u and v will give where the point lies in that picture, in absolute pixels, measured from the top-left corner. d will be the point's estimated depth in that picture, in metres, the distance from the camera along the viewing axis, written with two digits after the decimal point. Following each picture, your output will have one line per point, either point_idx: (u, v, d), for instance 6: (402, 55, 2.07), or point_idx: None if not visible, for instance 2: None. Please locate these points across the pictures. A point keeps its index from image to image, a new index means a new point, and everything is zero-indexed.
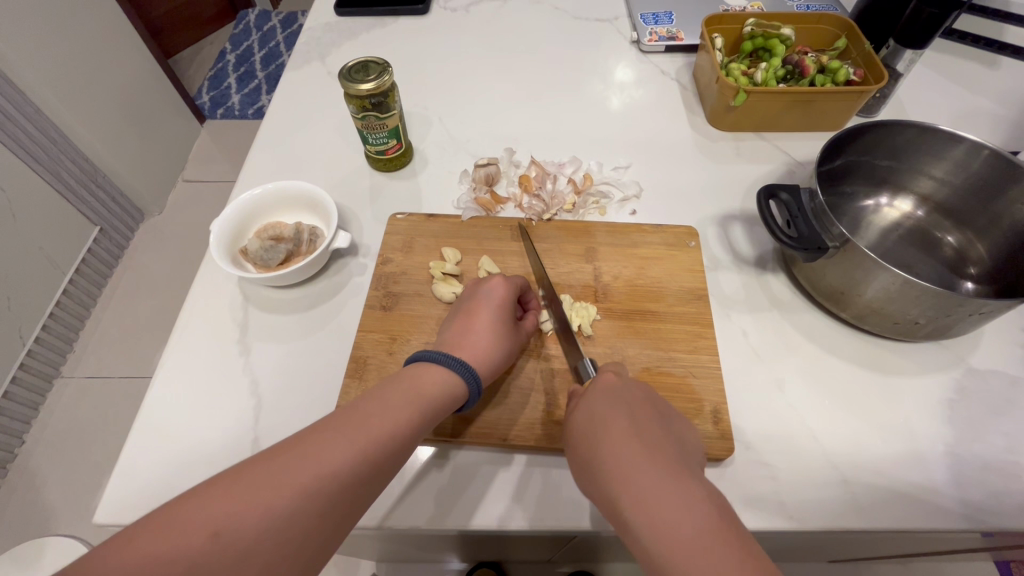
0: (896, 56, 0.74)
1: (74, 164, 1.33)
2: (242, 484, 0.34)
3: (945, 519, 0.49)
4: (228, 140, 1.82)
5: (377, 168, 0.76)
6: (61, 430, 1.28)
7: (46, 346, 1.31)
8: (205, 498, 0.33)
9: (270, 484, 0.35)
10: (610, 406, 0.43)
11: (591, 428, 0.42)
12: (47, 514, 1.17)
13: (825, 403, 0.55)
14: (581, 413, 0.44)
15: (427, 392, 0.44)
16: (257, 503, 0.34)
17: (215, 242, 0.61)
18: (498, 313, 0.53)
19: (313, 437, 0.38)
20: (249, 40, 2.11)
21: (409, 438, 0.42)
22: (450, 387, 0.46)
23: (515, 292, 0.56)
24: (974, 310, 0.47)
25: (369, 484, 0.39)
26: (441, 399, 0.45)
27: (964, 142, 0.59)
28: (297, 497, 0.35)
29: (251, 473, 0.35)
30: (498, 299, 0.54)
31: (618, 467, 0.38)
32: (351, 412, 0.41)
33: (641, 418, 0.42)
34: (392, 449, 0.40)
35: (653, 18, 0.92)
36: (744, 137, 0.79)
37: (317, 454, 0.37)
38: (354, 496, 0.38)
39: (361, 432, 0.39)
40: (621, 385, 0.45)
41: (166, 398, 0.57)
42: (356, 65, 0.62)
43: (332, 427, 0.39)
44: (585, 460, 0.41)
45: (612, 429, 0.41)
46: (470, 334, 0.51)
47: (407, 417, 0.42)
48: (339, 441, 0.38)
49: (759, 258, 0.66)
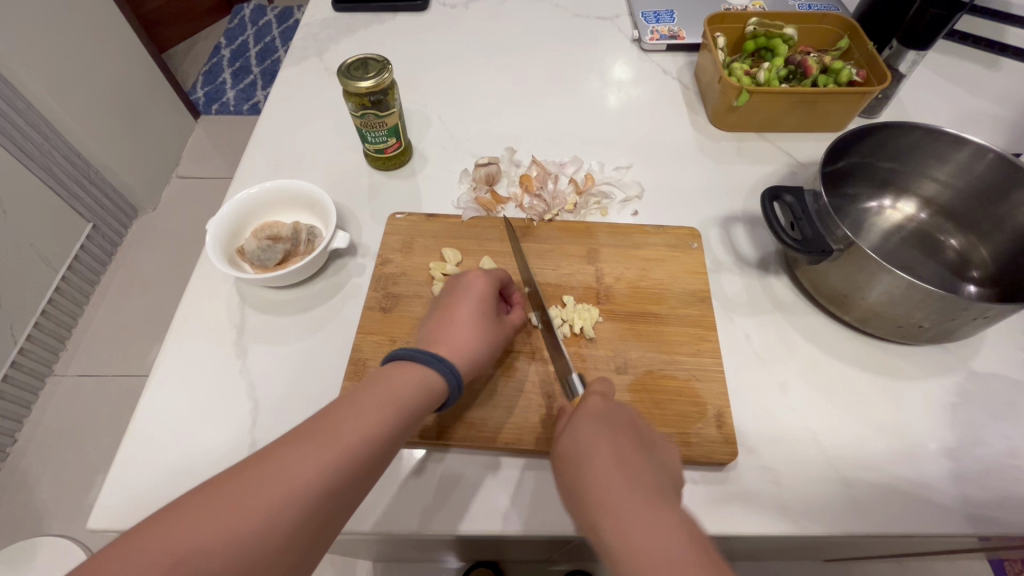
0: (899, 57, 0.74)
1: (67, 160, 1.31)
2: (209, 506, 0.33)
3: (946, 522, 0.48)
4: (223, 136, 1.80)
5: (376, 167, 0.75)
6: (53, 429, 1.26)
7: (37, 344, 1.29)
8: (167, 525, 0.32)
9: (233, 507, 0.34)
10: (594, 430, 0.41)
11: (576, 454, 0.40)
12: (39, 514, 1.16)
13: (828, 406, 0.55)
14: (566, 440, 0.42)
15: (403, 394, 0.42)
16: (219, 529, 0.33)
17: (211, 241, 0.60)
18: (477, 306, 0.51)
19: (281, 452, 0.37)
20: (244, 35, 2.09)
21: (387, 442, 0.40)
22: (429, 387, 0.44)
23: (495, 284, 0.55)
24: (979, 313, 0.47)
25: (342, 497, 0.37)
26: (420, 399, 0.43)
27: (969, 145, 0.59)
28: (262, 521, 0.34)
29: (215, 495, 0.34)
30: (478, 292, 0.53)
31: (603, 498, 0.36)
32: (321, 421, 0.39)
33: (629, 447, 0.40)
34: (366, 457, 0.39)
35: (654, 16, 0.91)
36: (746, 137, 0.79)
37: (283, 471, 0.36)
38: (327, 511, 0.36)
39: (332, 444, 0.38)
40: (610, 408, 0.43)
41: (163, 401, 0.56)
42: (355, 62, 0.61)
43: (301, 439, 0.38)
44: (569, 490, 0.39)
45: (595, 462, 0.39)
46: (448, 328, 0.50)
47: (382, 424, 0.40)
48: (306, 456, 0.37)
49: (761, 260, 0.66)
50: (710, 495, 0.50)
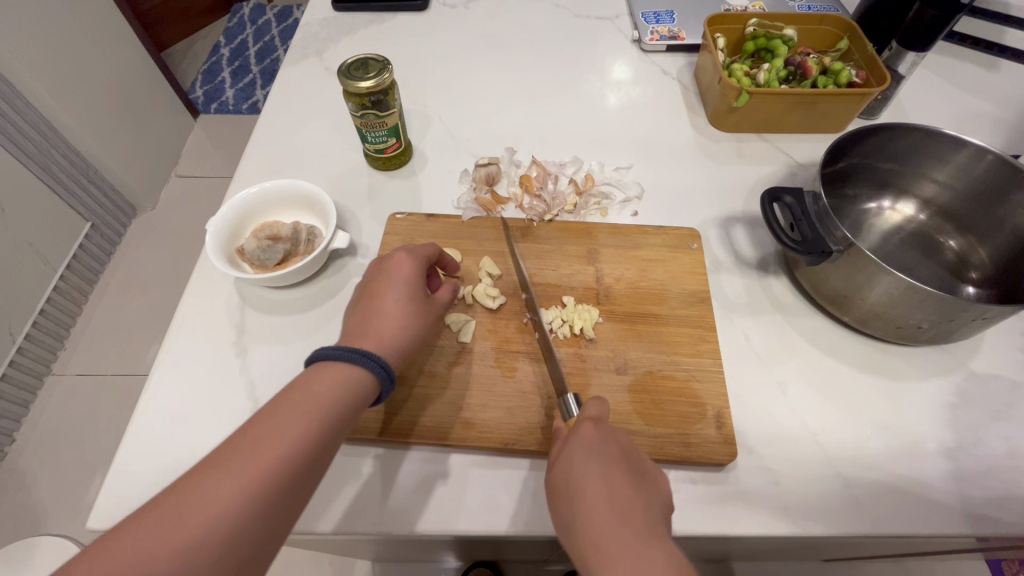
0: (899, 58, 0.74)
1: (66, 159, 1.31)
2: (135, 539, 0.33)
3: (944, 523, 0.49)
4: (222, 135, 1.80)
5: (376, 167, 0.75)
6: (52, 429, 1.26)
7: (36, 343, 1.29)
8: (90, 565, 0.31)
9: (167, 532, 0.33)
10: (589, 464, 0.41)
11: (572, 491, 0.40)
12: (37, 513, 1.16)
13: (827, 407, 0.55)
14: (562, 471, 0.42)
15: (331, 399, 0.41)
16: (154, 557, 0.32)
17: (211, 242, 0.60)
18: (402, 292, 0.50)
19: (210, 471, 0.36)
20: (243, 34, 2.09)
21: (321, 446, 0.40)
22: (354, 384, 0.43)
23: (420, 265, 0.52)
24: (978, 314, 0.47)
25: (283, 504, 0.37)
26: (350, 400, 0.42)
27: (968, 147, 0.59)
28: (197, 543, 0.34)
29: (140, 527, 0.33)
30: (401, 277, 0.51)
31: (596, 545, 0.37)
32: (248, 434, 0.39)
33: (622, 482, 0.40)
34: (302, 463, 0.39)
35: (654, 16, 0.91)
36: (746, 138, 0.79)
37: (214, 489, 0.35)
38: (268, 521, 0.36)
39: (262, 455, 0.37)
40: (602, 437, 0.43)
41: (161, 401, 0.56)
42: (355, 62, 0.61)
43: (229, 455, 0.37)
44: (565, 526, 0.40)
45: (593, 503, 0.39)
46: (373, 318, 0.48)
47: (314, 429, 0.40)
48: (236, 472, 0.36)
49: (760, 260, 0.66)
50: (709, 495, 0.50)
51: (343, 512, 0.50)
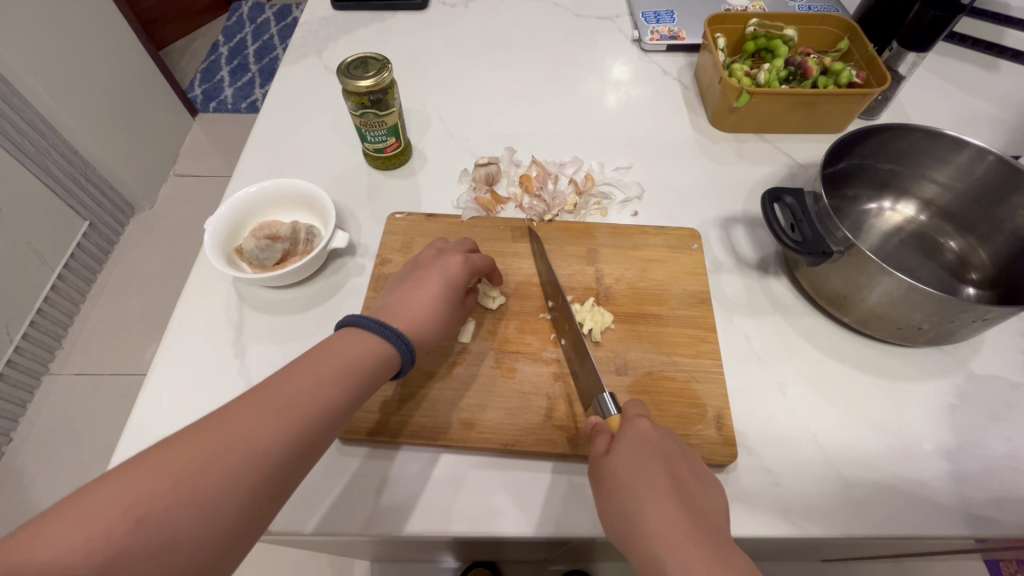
0: (899, 58, 0.74)
1: (64, 158, 1.30)
2: (165, 466, 0.33)
3: (944, 524, 0.49)
4: (220, 134, 1.79)
5: (376, 166, 0.75)
6: (49, 428, 1.25)
7: (33, 342, 1.28)
8: (120, 485, 0.32)
9: (196, 464, 0.34)
10: (648, 456, 0.41)
11: (631, 483, 0.40)
12: (34, 513, 1.15)
13: (827, 408, 0.55)
14: (620, 459, 0.41)
15: (358, 360, 0.43)
16: (181, 488, 0.33)
17: (210, 242, 0.59)
18: (445, 289, 0.50)
19: (239, 414, 0.37)
20: (242, 33, 2.08)
21: (345, 404, 0.41)
22: (382, 356, 0.44)
23: (470, 271, 0.53)
24: (978, 316, 0.47)
25: (301, 458, 0.38)
26: (375, 367, 0.44)
27: (969, 148, 0.59)
28: (226, 476, 0.35)
29: (170, 454, 0.34)
30: (451, 276, 0.51)
31: (662, 532, 0.36)
32: (277, 384, 0.40)
33: (682, 480, 0.40)
34: (325, 420, 0.40)
35: (654, 16, 0.91)
36: (746, 138, 0.79)
37: (243, 432, 0.36)
38: (286, 473, 0.38)
39: (291, 407, 0.39)
40: (661, 435, 0.43)
41: (159, 402, 0.55)
42: (355, 60, 0.61)
43: (259, 401, 0.38)
44: (620, 518, 0.39)
45: (654, 492, 0.39)
46: (412, 305, 0.49)
47: (340, 389, 0.41)
48: (266, 418, 0.37)
49: (760, 261, 0.66)
50: None
51: (342, 514, 0.49)
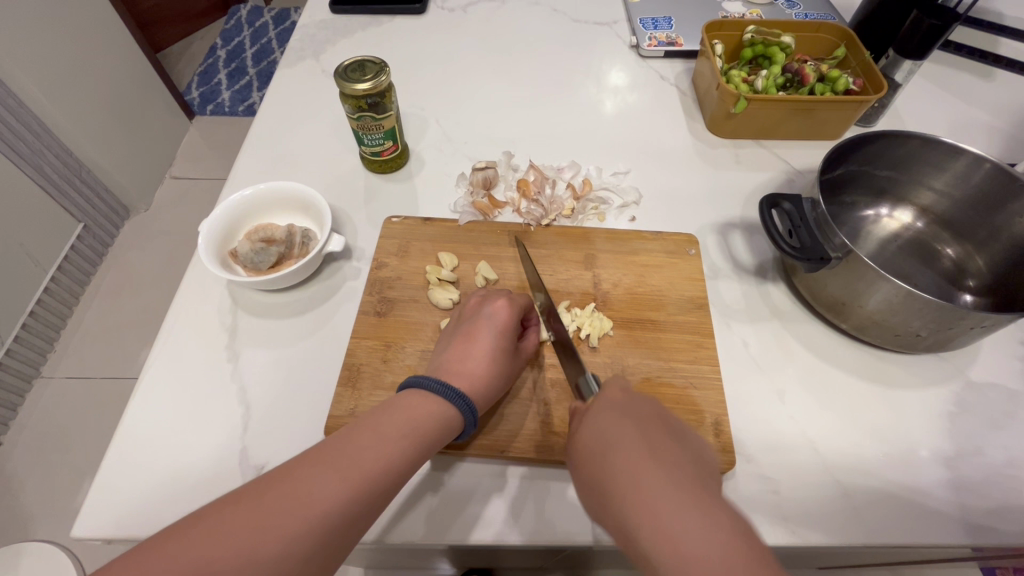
0: (895, 66, 0.75)
1: (58, 159, 1.29)
2: (227, 523, 0.32)
3: (944, 533, 0.48)
4: (218, 137, 1.78)
5: (373, 170, 0.75)
6: (40, 432, 1.24)
7: (25, 344, 1.27)
8: (184, 543, 0.31)
9: (257, 523, 0.33)
10: (611, 425, 0.40)
11: (599, 446, 0.39)
12: (24, 519, 1.14)
13: (826, 414, 0.55)
14: (586, 436, 0.41)
15: (421, 423, 0.42)
16: (234, 550, 0.31)
17: (204, 244, 0.59)
18: (499, 337, 0.50)
19: (297, 473, 0.36)
20: (240, 36, 2.08)
21: (403, 470, 0.40)
22: (444, 419, 0.43)
23: (517, 314, 0.53)
24: (976, 323, 0.47)
25: (353, 529, 0.36)
26: (435, 430, 0.42)
27: (966, 155, 0.59)
28: (285, 536, 0.33)
29: (233, 510, 0.33)
30: (499, 324, 0.51)
31: (625, 483, 0.36)
32: (342, 443, 0.38)
33: (652, 432, 0.39)
34: (382, 488, 0.38)
35: (653, 22, 0.91)
36: (743, 144, 0.79)
37: (300, 495, 0.35)
38: (337, 545, 0.35)
39: (351, 470, 0.37)
40: (626, 400, 0.43)
41: (150, 411, 0.54)
42: (352, 64, 0.60)
43: (318, 461, 0.37)
44: (592, 487, 0.39)
45: (620, 453, 0.38)
46: (466, 362, 0.48)
47: (399, 452, 0.39)
48: (329, 477, 0.36)
49: (759, 267, 0.66)
50: None
51: None
